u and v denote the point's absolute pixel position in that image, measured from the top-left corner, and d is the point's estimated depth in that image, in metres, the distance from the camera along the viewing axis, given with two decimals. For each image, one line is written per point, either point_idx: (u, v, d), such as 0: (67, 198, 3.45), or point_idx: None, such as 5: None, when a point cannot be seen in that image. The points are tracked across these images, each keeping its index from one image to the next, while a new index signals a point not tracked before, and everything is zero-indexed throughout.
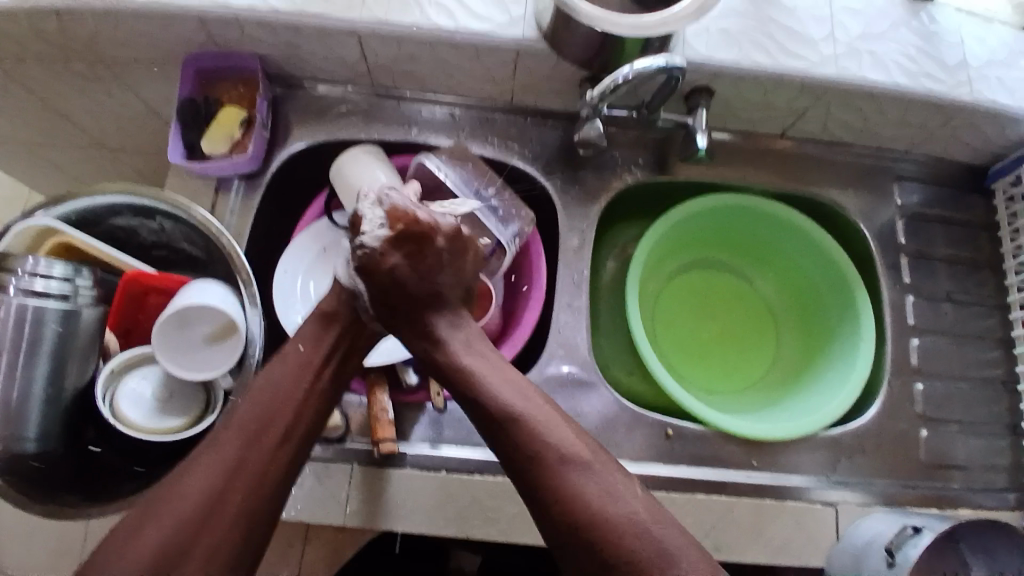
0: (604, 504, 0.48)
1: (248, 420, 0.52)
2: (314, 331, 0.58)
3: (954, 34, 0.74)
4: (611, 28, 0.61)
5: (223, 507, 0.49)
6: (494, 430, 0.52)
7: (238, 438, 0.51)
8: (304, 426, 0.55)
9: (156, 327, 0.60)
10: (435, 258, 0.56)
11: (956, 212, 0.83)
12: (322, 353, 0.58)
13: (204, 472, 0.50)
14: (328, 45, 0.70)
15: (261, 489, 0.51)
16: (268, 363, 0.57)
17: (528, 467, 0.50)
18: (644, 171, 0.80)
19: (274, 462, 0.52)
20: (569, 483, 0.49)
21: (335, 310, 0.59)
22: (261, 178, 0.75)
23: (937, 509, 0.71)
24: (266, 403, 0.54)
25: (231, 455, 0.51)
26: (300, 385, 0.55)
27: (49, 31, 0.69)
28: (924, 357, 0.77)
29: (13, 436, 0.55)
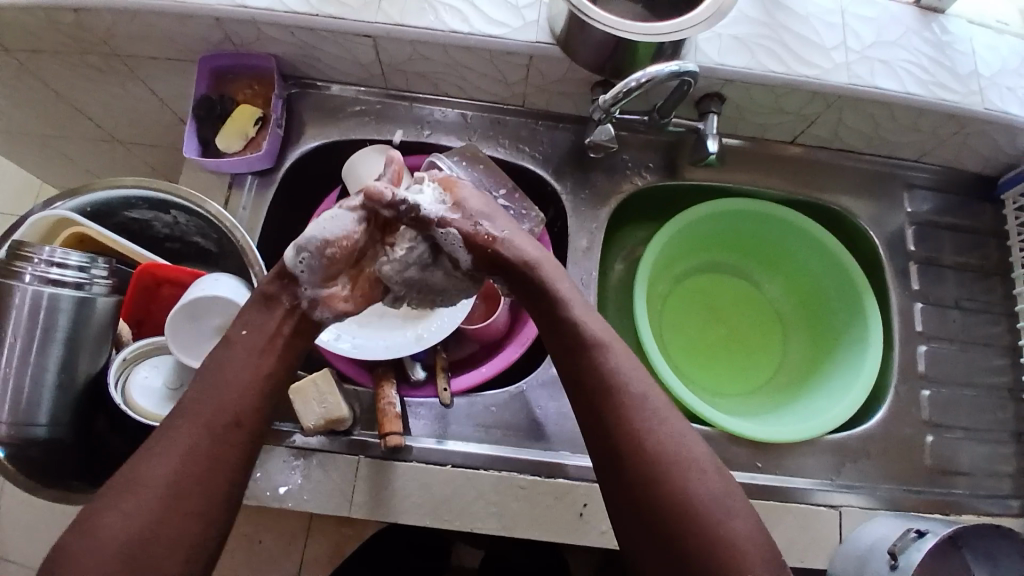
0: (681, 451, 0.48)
1: (197, 407, 0.48)
2: (259, 313, 0.53)
3: (964, 44, 0.75)
4: (625, 34, 0.62)
5: (181, 497, 0.44)
6: (578, 358, 0.52)
7: (189, 425, 0.47)
8: (258, 408, 0.50)
9: (177, 305, 0.60)
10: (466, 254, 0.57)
11: (963, 220, 0.84)
12: (271, 332, 0.53)
13: (158, 465, 0.45)
14: (343, 46, 0.71)
15: (218, 477, 0.46)
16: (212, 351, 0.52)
17: (605, 405, 0.50)
18: (654, 174, 0.80)
19: (230, 446, 0.47)
20: (645, 428, 0.48)
21: (276, 293, 0.54)
22: (274, 175, 0.76)
23: (942, 513, 0.71)
24: (218, 389, 0.49)
25: (185, 445, 0.46)
26: (250, 368, 0.51)
27: (68, 25, 0.70)
28: (930, 363, 0.77)
29: (25, 421, 0.55)
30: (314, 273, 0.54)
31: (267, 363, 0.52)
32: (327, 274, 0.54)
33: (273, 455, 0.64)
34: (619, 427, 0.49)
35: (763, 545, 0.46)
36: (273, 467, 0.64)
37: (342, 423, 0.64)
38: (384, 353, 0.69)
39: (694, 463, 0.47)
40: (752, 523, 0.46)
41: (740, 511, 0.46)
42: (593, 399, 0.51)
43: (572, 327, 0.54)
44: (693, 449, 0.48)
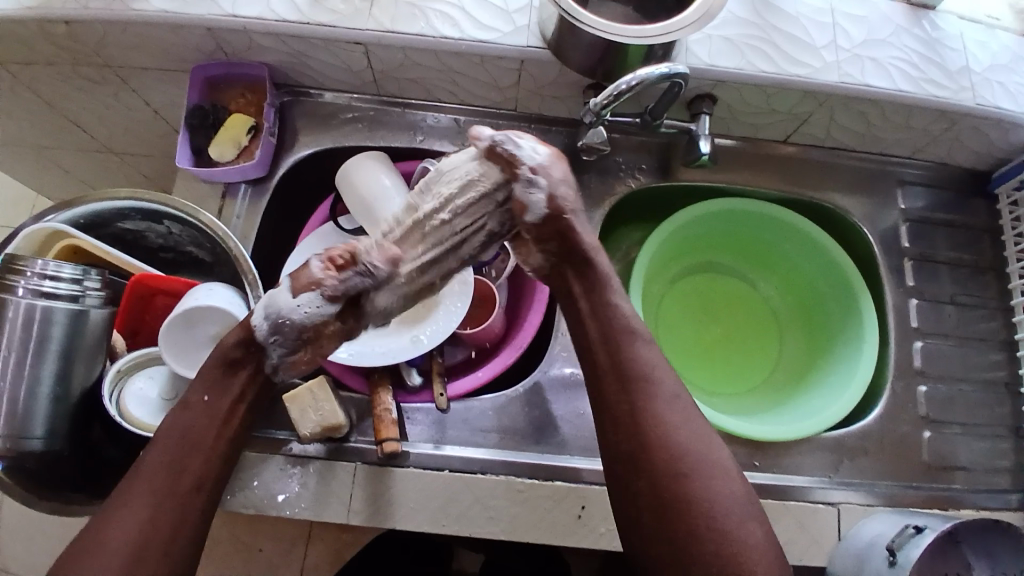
0: (706, 457, 0.49)
1: (158, 471, 0.50)
2: (214, 379, 0.55)
3: (955, 40, 0.75)
4: (615, 36, 0.62)
5: (142, 563, 0.46)
6: (614, 348, 0.53)
7: (151, 489, 0.49)
8: (215, 472, 0.53)
9: (186, 305, 0.60)
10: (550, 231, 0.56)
11: (957, 216, 0.84)
12: (228, 401, 0.55)
13: (120, 532, 0.47)
14: (335, 53, 0.71)
15: (177, 542, 0.49)
16: (170, 414, 0.54)
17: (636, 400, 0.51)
18: (647, 175, 0.80)
19: (190, 509, 0.50)
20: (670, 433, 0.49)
21: (241, 359, 0.56)
22: (268, 182, 0.76)
23: (941, 510, 0.71)
24: (176, 456, 0.52)
25: (145, 512, 0.48)
26: (211, 434, 0.54)
27: (60, 36, 0.70)
28: (927, 360, 0.77)
29: (19, 435, 0.55)
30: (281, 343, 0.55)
31: (226, 432, 0.55)
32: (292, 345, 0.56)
33: (269, 463, 0.64)
34: (650, 429, 0.49)
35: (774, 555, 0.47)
36: (269, 475, 0.63)
37: (339, 430, 0.64)
38: (382, 359, 0.68)
39: (711, 472, 0.48)
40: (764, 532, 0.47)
41: (753, 522, 0.47)
42: (622, 390, 0.51)
43: (617, 317, 0.55)
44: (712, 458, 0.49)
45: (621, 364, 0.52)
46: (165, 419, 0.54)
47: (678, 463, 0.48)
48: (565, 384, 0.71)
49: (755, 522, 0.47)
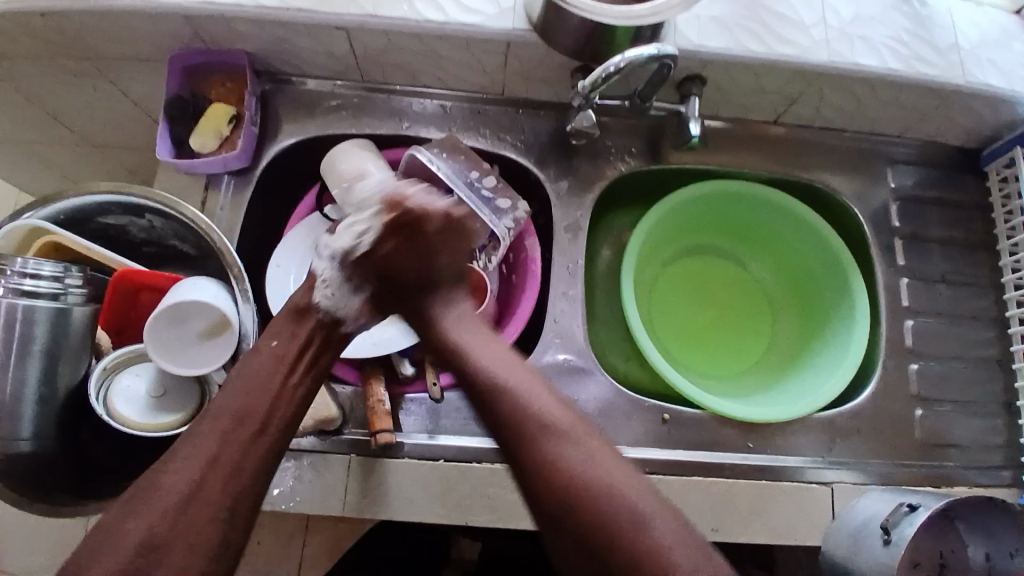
0: (595, 475, 0.48)
1: (226, 411, 0.51)
2: (284, 325, 0.59)
3: (944, 17, 0.74)
4: (601, 17, 0.61)
5: (210, 488, 0.47)
6: (484, 401, 0.54)
7: (216, 429, 0.50)
8: (280, 414, 0.54)
9: (182, 296, 0.59)
10: (428, 244, 0.64)
11: (948, 193, 0.83)
12: (294, 346, 0.57)
13: (188, 462, 0.48)
14: (317, 39, 0.70)
15: (238, 480, 0.49)
16: (242, 358, 0.57)
17: (515, 440, 0.51)
18: (638, 159, 0.80)
19: (258, 444, 0.51)
20: (558, 453, 0.49)
21: (308, 305, 0.61)
22: (252, 173, 0.74)
23: (933, 487, 0.72)
24: (245, 394, 0.53)
25: (211, 446, 0.49)
26: (278, 374, 0.55)
27: (33, 28, 0.68)
28: (918, 338, 0.78)
29: (10, 436, 0.54)
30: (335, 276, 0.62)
31: (294, 375, 0.56)
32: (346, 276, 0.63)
33: None
34: (539, 467, 0.49)
35: (676, 550, 0.44)
36: None
37: (332, 422, 0.63)
38: (372, 351, 0.69)
39: (584, 459, 0.49)
40: (670, 516, 0.46)
41: (655, 510, 0.46)
42: (511, 444, 0.51)
43: (478, 374, 0.56)
44: (590, 448, 0.50)
45: (502, 416, 0.53)
46: (238, 364, 0.56)
47: (584, 501, 0.47)
48: (559, 372, 0.70)
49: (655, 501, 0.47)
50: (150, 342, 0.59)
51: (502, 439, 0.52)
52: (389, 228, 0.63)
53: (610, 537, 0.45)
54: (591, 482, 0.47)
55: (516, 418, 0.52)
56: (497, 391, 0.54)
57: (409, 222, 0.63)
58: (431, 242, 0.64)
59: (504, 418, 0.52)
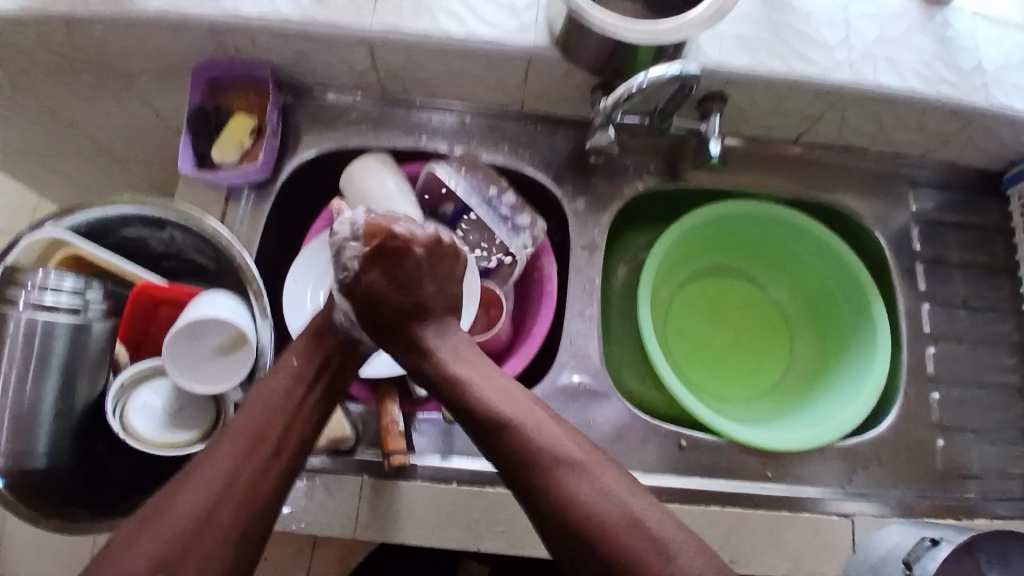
0: (610, 516, 0.47)
1: (241, 435, 0.51)
2: (305, 342, 0.58)
3: (968, 39, 0.73)
4: (625, 36, 0.60)
5: (222, 512, 0.47)
6: (493, 442, 0.51)
7: (231, 452, 0.50)
8: (297, 439, 0.53)
9: (205, 314, 0.59)
10: (414, 267, 0.55)
11: (970, 217, 0.82)
12: (314, 367, 0.57)
13: (201, 484, 0.48)
14: (338, 53, 0.70)
15: (250, 506, 0.49)
16: (264, 376, 0.56)
17: (529, 475, 0.49)
18: (656, 177, 0.79)
19: (272, 467, 0.51)
20: (570, 486, 0.48)
21: (326, 327, 0.58)
22: (271, 187, 0.74)
23: (953, 518, 0.71)
24: (264, 415, 0.53)
25: (225, 469, 0.49)
26: (297, 394, 0.55)
27: (56, 40, 0.68)
28: (939, 364, 0.76)
29: (24, 450, 0.55)
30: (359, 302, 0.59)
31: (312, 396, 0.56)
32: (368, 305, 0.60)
33: None
34: (555, 507, 0.48)
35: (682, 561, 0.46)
36: None
37: (346, 442, 0.64)
38: (385, 371, 0.68)
39: (586, 491, 0.47)
40: (683, 535, 0.47)
41: (681, 543, 0.47)
42: (529, 482, 0.49)
43: (483, 410, 0.51)
44: (608, 483, 0.48)
45: (518, 456, 0.49)
46: (256, 385, 0.55)
47: (606, 533, 0.46)
48: (574, 395, 0.70)
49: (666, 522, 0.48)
50: (170, 354, 0.60)
51: (519, 483, 0.49)
52: (369, 254, 0.54)
53: (612, 545, 0.46)
54: (595, 510, 0.47)
55: (529, 460, 0.49)
56: (507, 428, 0.50)
57: (393, 250, 0.54)
58: (417, 271, 0.55)
59: (517, 459, 0.49)
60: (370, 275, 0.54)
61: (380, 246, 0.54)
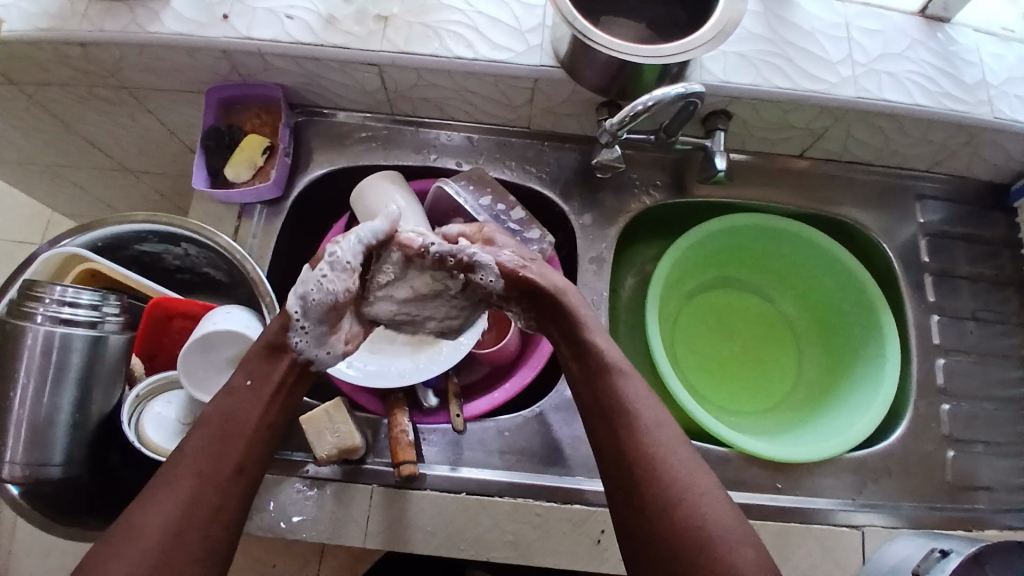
0: (685, 471, 0.49)
1: (199, 457, 0.50)
2: (260, 360, 0.55)
3: (971, 54, 0.74)
4: (630, 57, 0.61)
5: (183, 537, 0.47)
6: (597, 380, 0.54)
7: (192, 473, 0.49)
8: (257, 455, 0.53)
9: (223, 329, 0.61)
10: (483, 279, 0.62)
11: (976, 229, 0.83)
12: (269, 386, 0.55)
13: (160, 508, 0.47)
14: (350, 74, 0.72)
15: (216, 526, 0.48)
16: (215, 397, 0.55)
17: (619, 416, 0.52)
18: (662, 192, 0.80)
19: (230, 489, 0.50)
20: (653, 437, 0.50)
21: (281, 344, 0.55)
22: (283, 204, 0.76)
23: (965, 531, 0.70)
24: (220, 437, 0.52)
25: (187, 492, 0.48)
26: (254, 414, 0.53)
27: (74, 58, 0.71)
28: (949, 377, 0.76)
29: (38, 462, 0.55)
30: (317, 324, 0.55)
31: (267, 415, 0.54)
32: (327, 322, 0.55)
33: (285, 485, 0.64)
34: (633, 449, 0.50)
35: (714, 518, 0.46)
36: (286, 496, 0.63)
37: (356, 452, 0.64)
38: (393, 380, 0.67)
39: (657, 426, 0.51)
40: (713, 494, 0.48)
41: (735, 524, 0.47)
42: (615, 421, 0.52)
43: (593, 353, 0.56)
44: (684, 450, 0.50)
45: (608, 399, 0.53)
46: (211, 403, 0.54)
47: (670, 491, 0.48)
48: None
49: (700, 471, 0.49)
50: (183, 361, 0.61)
51: (607, 422, 0.52)
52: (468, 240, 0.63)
53: (658, 486, 0.48)
54: (664, 445, 0.50)
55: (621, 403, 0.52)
56: (612, 372, 0.54)
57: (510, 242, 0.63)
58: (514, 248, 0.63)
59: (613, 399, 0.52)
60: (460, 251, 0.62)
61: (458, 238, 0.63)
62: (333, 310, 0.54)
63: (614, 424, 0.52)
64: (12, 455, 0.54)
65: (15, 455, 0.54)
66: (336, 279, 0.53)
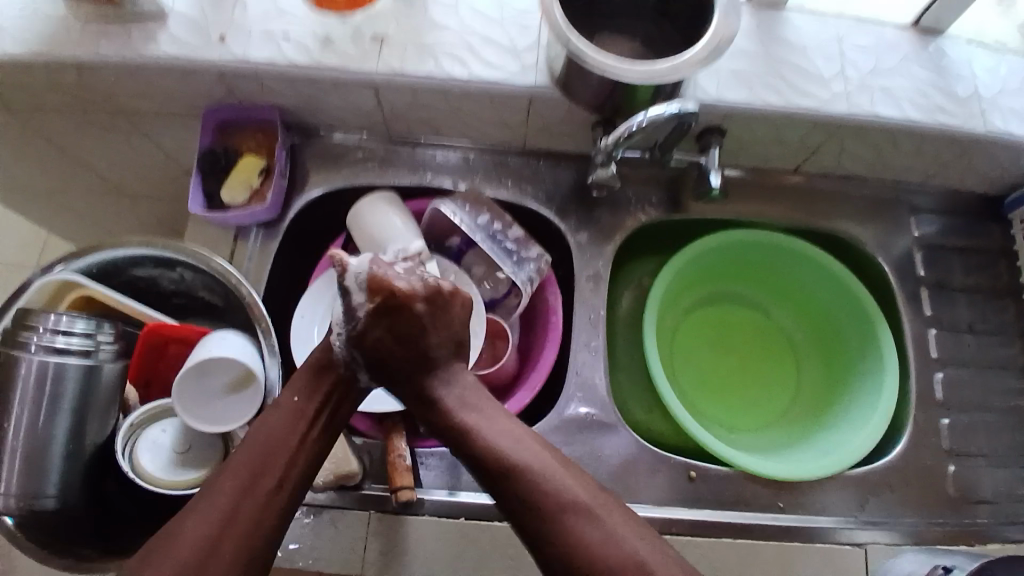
0: (621, 561, 0.45)
1: (240, 471, 0.49)
2: (305, 378, 0.55)
3: (964, 67, 0.75)
4: (622, 76, 0.62)
5: (217, 556, 0.46)
6: (503, 488, 0.48)
7: (231, 489, 0.48)
8: (301, 474, 0.51)
9: (218, 355, 0.60)
10: (415, 323, 0.52)
11: (971, 241, 0.83)
12: (315, 402, 0.54)
13: (199, 522, 0.47)
14: (344, 96, 0.72)
15: (248, 547, 0.47)
16: (263, 412, 0.53)
17: (532, 513, 0.47)
18: (658, 208, 0.80)
19: (270, 509, 0.48)
20: (572, 532, 0.46)
21: (331, 362, 0.55)
22: (279, 225, 0.76)
23: (968, 546, 0.69)
24: (262, 450, 0.51)
25: (225, 507, 0.47)
26: (295, 434, 0.52)
27: (71, 84, 0.71)
28: (948, 390, 0.76)
29: (33, 493, 0.55)
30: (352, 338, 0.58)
31: (312, 432, 0.53)
32: None
33: None
34: (558, 551, 0.45)
35: (647, 563, 0.45)
36: None
37: (353, 477, 0.63)
38: (389, 405, 0.68)
39: (560, 478, 0.48)
40: (644, 543, 0.46)
41: None
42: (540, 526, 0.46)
43: (495, 456, 0.49)
44: (616, 527, 0.46)
45: (529, 501, 0.47)
46: (255, 420, 0.53)
47: None
48: (581, 426, 0.70)
49: (624, 521, 0.47)
50: (179, 390, 0.60)
51: (529, 531, 0.47)
52: (375, 311, 0.52)
53: None
54: (576, 500, 0.47)
55: (535, 499, 0.47)
56: (514, 474, 0.48)
57: (395, 303, 0.52)
58: (417, 324, 0.53)
59: (523, 505, 0.47)
60: (373, 331, 0.52)
61: (383, 303, 0.52)
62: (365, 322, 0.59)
63: (531, 525, 0.47)
64: (8, 485, 0.54)
65: (9, 486, 0.54)
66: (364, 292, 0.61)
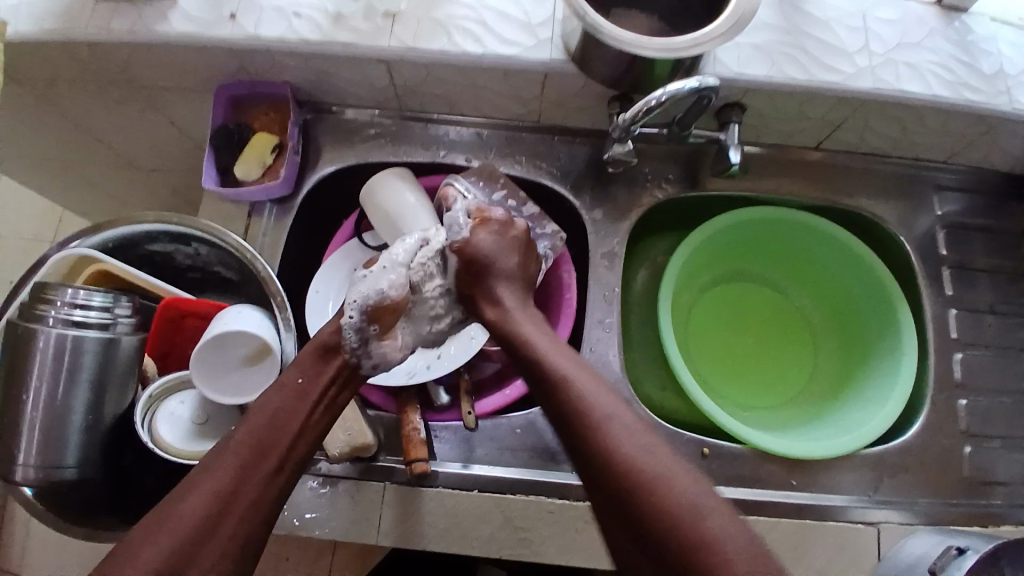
0: (656, 465, 0.45)
1: (245, 447, 0.50)
2: (308, 362, 0.56)
3: (989, 44, 0.73)
4: (640, 50, 0.60)
5: (221, 527, 0.46)
6: (552, 399, 0.52)
7: (232, 468, 0.48)
8: (300, 454, 0.52)
9: (240, 330, 0.61)
10: (490, 265, 0.61)
11: (995, 222, 0.81)
12: (318, 386, 0.55)
13: (203, 492, 0.47)
14: (357, 70, 0.71)
15: (251, 520, 0.47)
16: (263, 392, 0.54)
17: (576, 420, 0.49)
18: (674, 186, 0.79)
19: (271, 486, 0.49)
20: (609, 437, 0.47)
21: (336, 345, 0.57)
22: (293, 202, 0.76)
23: (981, 525, 0.69)
24: (266, 429, 0.51)
25: (227, 483, 0.47)
26: (300, 413, 0.53)
27: (82, 57, 0.70)
28: (967, 372, 0.75)
29: (53, 463, 0.55)
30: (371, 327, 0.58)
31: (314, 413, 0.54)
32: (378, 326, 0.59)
33: (298, 483, 0.64)
34: (597, 459, 0.47)
35: (676, 479, 0.44)
36: (299, 494, 0.64)
37: (367, 450, 0.63)
38: (403, 379, 0.69)
39: (598, 392, 0.50)
40: (671, 462, 0.45)
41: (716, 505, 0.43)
42: (581, 434, 0.49)
43: (547, 365, 0.53)
44: (652, 443, 0.47)
45: (573, 409, 0.50)
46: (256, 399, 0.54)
47: (656, 494, 0.44)
48: None
49: (656, 440, 0.47)
50: (198, 356, 0.60)
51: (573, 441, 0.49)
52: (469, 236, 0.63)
53: (641, 490, 0.44)
54: (613, 413, 0.48)
55: (580, 405, 0.49)
56: (564, 385, 0.51)
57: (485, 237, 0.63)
58: (504, 252, 0.62)
59: (570, 412, 0.50)
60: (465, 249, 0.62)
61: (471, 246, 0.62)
62: (380, 308, 0.58)
63: (577, 429, 0.49)
64: (27, 456, 0.54)
65: (29, 457, 0.54)
66: (385, 279, 0.59)
